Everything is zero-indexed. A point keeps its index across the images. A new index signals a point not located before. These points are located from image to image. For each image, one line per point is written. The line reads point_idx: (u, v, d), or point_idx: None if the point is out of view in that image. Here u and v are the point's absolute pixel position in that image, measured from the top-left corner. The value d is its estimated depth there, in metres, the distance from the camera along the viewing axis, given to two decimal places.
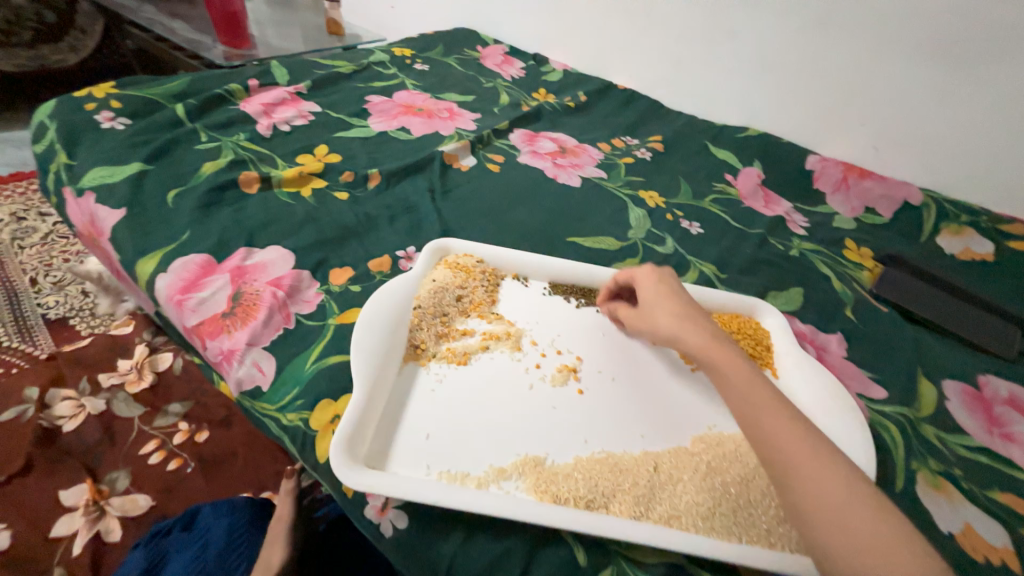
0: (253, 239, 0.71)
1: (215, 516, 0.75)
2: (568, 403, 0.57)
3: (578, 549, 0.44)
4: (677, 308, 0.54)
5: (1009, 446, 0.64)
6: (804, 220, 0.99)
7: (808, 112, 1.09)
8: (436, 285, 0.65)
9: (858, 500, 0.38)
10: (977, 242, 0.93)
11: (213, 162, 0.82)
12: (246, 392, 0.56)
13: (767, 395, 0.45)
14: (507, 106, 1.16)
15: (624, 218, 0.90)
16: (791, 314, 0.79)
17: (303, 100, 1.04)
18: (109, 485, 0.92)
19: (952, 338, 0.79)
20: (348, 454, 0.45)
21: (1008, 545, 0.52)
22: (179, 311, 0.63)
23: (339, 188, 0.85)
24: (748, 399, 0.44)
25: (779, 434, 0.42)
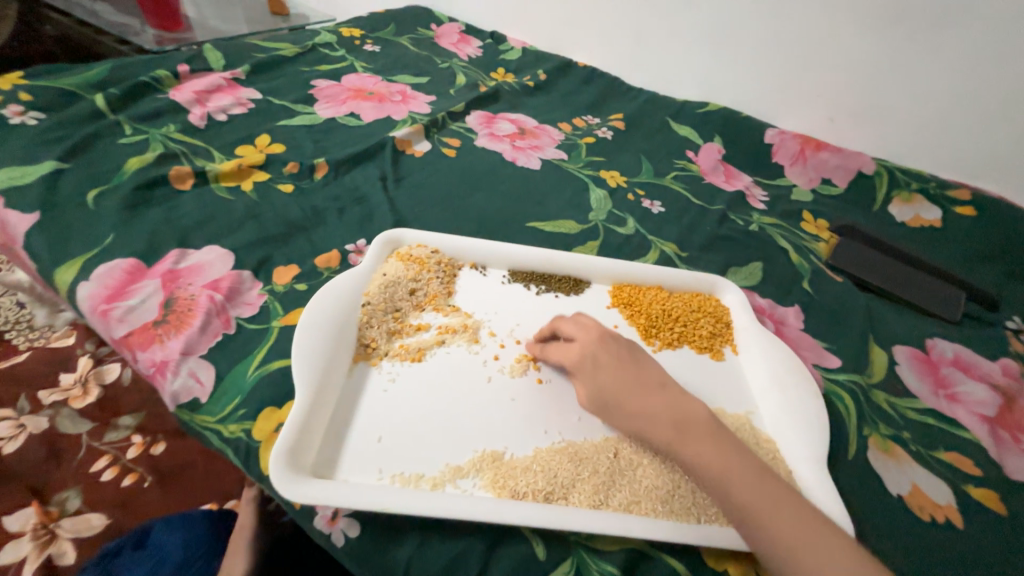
0: (187, 240, 0.66)
1: (167, 532, 0.72)
2: (528, 394, 0.56)
3: (537, 543, 0.43)
4: (639, 393, 0.49)
5: (954, 405, 0.66)
6: (764, 194, 1.00)
7: (766, 84, 1.08)
8: (387, 280, 0.63)
9: (817, 536, 0.39)
10: (926, 209, 0.96)
11: (139, 157, 0.76)
12: (183, 405, 0.51)
13: (745, 477, 0.42)
14: (463, 87, 1.12)
15: (585, 199, 0.89)
16: (751, 289, 0.79)
17: (241, 86, 0.97)
18: (59, 506, 0.79)
19: (903, 305, 0.81)
20: (292, 466, 0.43)
21: (952, 502, 0.55)
22: (104, 322, 0.57)
23: (283, 180, 0.80)
24: (726, 493, 0.42)
25: (763, 528, 0.40)
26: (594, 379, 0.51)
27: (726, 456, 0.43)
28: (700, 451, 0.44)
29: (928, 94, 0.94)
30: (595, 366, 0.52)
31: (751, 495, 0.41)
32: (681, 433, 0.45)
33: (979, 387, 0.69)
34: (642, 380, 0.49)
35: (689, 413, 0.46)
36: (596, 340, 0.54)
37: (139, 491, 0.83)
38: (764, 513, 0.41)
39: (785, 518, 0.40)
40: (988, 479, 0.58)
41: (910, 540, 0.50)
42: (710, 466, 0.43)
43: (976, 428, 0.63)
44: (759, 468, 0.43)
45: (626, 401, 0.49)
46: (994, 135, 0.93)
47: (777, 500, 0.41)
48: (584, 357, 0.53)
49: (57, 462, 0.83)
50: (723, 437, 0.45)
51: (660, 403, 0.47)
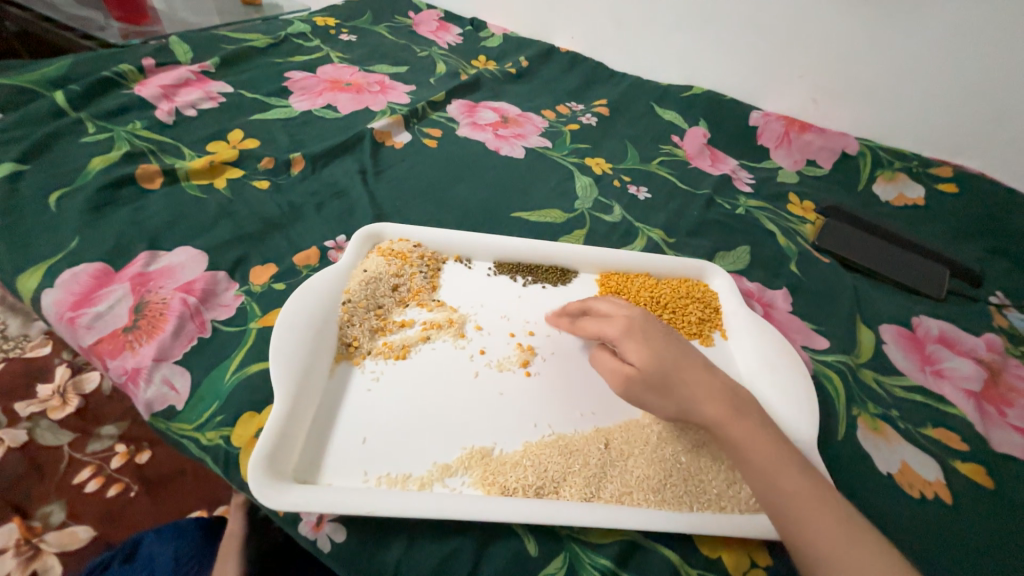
0: (157, 242, 0.64)
1: (159, 543, 0.67)
2: (516, 388, 0.55)
3: (529, 540, 0.42)
4: (696, 368, 0.47)
5: (941, 381, 0.67)
6: (750, 177, 1.00)
7: (750, 65, 1.07)
8: (368, 276, 0.61)
9: (854, 530, 0.40)
10: (909, 187, 0.96)
11: (103, 157, 0.72)
12: (157, 414, 0.49)
13: (785, 467, 0.43)
14: (444, 75, 1.09)
15: (571, 187, 0.87)
16: (739, 273, 0.79)
17: (211, 79, 0.93)
18: (43, 520, 0.76)
19: (889, 283, 0.81)
20: (272, 473, 0.42)
21: (940, 478, 0.55)
22: (71, 330, 0.54)
23: (258, 177, 0.77)
24: (767, 471, 0.43)
25: (800, 507, 0.41)
26: (646, 348, 0.48)
27: (770, 438, 0.44)
28: (749, 430, 0.44)
29: (909, 72, 0.93)
30: (646, 336, 0.49)
31: (790, 476, 0.42)
32: (735, 417, 0.45)
33: (965, 362, 0.69)
34: (692, 357, 0.48)
35: (737, 396, 0.47)
36: (645, 315, 0.52)
37: (126, 502, 0.79)
38: (803, 503, 0.41)
39: (820, 499, 0.41)
40: (975, 453, 0.58)
41: (900, 518, 0.50)
42: (757, 446, 0.44)
43: (963, 403, 0.64)
44: (796, 453, 0.45)
45: (681, 374, 0.46)
46: (976, 111, 0.93)
47: (811, 483, 0.43)
48: (636, 328, 0.49)
49: (39, 476, 0.79)
50: (765, 421, 0.46)
51: (712, 382, 0.47)
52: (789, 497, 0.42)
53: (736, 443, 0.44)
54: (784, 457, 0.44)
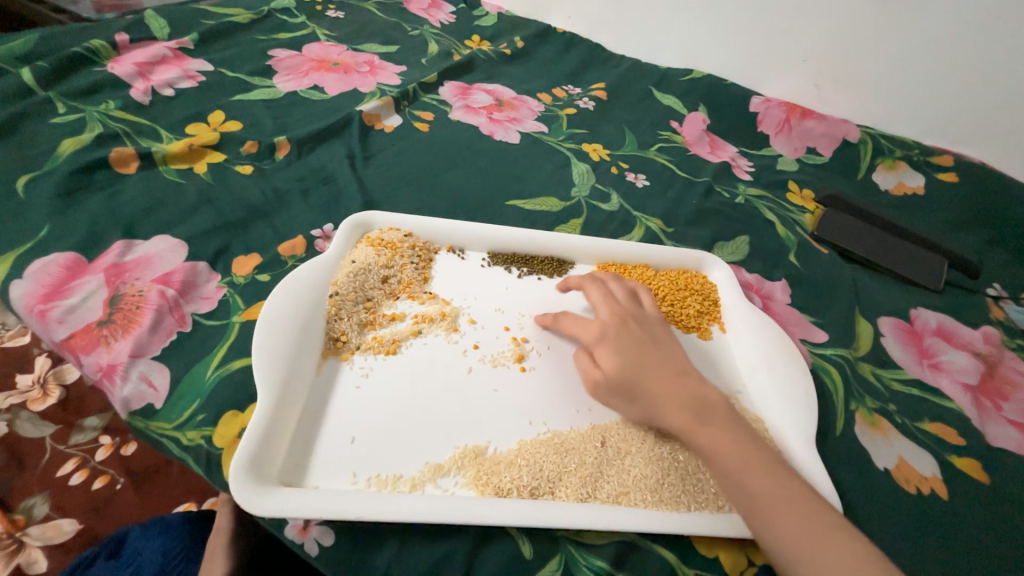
0: (133, 230, 0.60)
1: (145, 539, 0.64)
2: (511, 384, 0.53)
3: (523, 542, 0.41)
4: (660, 375, 0.48)
5: (938, 375, 0.66)
6: (750, 164, 0.97)
7: (751, 48, 1.03)
8: (356, 268, 0.58)
9: (827, 532, 0.40)
10: (910, 176, 0.95)
11: (74, 139, 0.68)
12: (135, 412, 0.47)
13: (752, 470, 0.43)
14: (436, 55, 1.04)
15: (567, 174, 0.84)
16: (738, 264, 0.78)
17: (189, 57, 0.88)
18: (25, 513, 0.72)
19: (887, 275, 0.80)
20: (255, 476, 0.40)
21: (936, 473, 0.55)
22: (42, 323, 0.51)
23: (241, 161, 0.73)
24: (735, 477, 0.43)
25: (768, 513, 0.41)
26: (614, 354, 0.49)
27: (740, 443, 0.44)
28: (715, 438, 0.44)
29: (914, 57, 0.90)
30: (616, 341, 0.50)
31: (760, 480, 0.42)
32: (700, 421, 0.45)
33: (962, 355, 0.69)
34: (660, 364, 0.48)
35: (705, 402, 0.46)
36: (618, 319, 0.53)
37: (111, 495, 0.76)
38: (770, 506, 0.41)
39: (791, 503, 0.41)
40: (971, 448, 0.58)
41: (896, 514, 0.50)
42: (725, 452, 0.43)
43: (960, 397, 0.63)
44: (767, 456, 0.44)
45: (648, 381, 0.47)
46: (980, 99, 0.91)
47: (784, 486, 0.42)
48: (606, 333, 0.51)
49: (20, 469, 0.75)
50: (736, 425, 0.46)
51: (679, 389, 0.47)
52: (757, 503, 0.41)
53: (703, 452, 0.44)
54: (755, 460, 0.43)
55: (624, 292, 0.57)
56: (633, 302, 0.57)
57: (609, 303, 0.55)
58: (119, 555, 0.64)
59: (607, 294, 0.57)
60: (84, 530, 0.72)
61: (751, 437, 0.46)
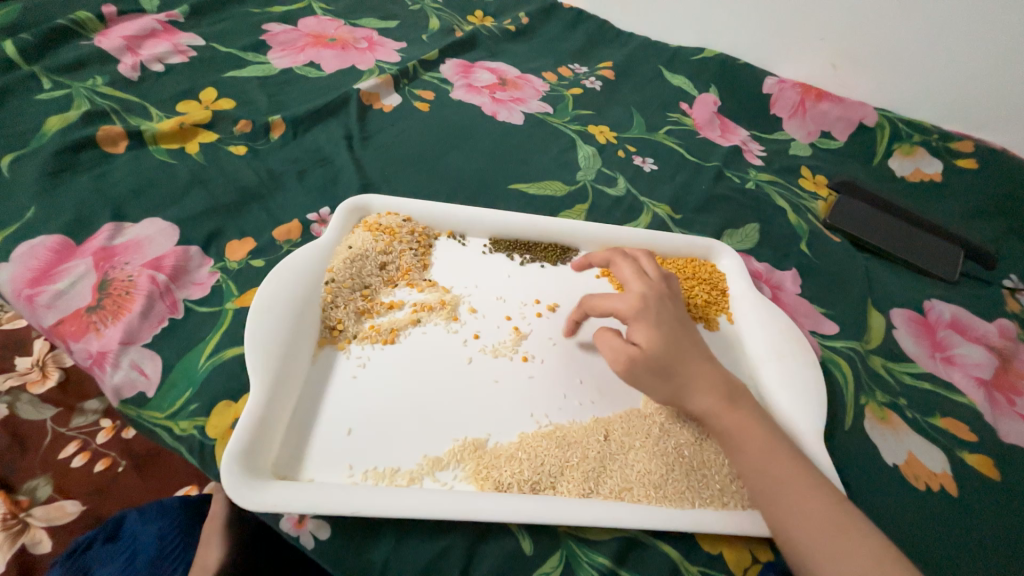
0: (122, 213, 0.58)
1: (142, 523, 0.63)
2: (512, 375, 0.51)
3: (523, 537, 0.41)
4: (696, 357, 0.46)
5: (951, 368, 0.64)
6: (761, 148, 0.94)
7: (767, 26, 0.99)
8: (352, 253, 0.56)
9: (847, 521, 0.39)
10: (927, 162, 0.91)
11: (61, 116, 0.66)
12: (127, 401, 0.46)
13: (775, 454, 0.42)
14: (437, 32, 1.00)
15: (573, 157, 0.81)
16: (746, 252, 0.75)
17: (179, 31, 0.84)
18: (29, 494, 0.69)
19: (901, 265, 0.78)
20: (248, 468, 0.39)
21: (947, 470, 0.53)
22: (30, 309, 0.50)
23: (234, 141, 0.70)
24: (759, 462, 0.42)
25: (785, 502, 0.40)
26: (654, 329, 0.46)
27: (764, 430, 0.44)
28: (741, 422, 0.44)
29: (939, 35, 0.86)
30: (656, 316, 0.47)
31: (784, 467, 0.42)
32: (730, 403, 0.45)
33: (975, 349, 0.67)
34: (697, 343, 0.47)
35: (736, 387, 0.46)
36: (656, 295, 0.49)
37: (113, 478, 0.72)
38: (791, 491, 0.41)
39: (812, 491, 0.41)
40: (982, 444, 0.57)
41: (904, 510, 0.49)
42: (750, 436, 0.43)
43: (972, 391, 0.62)
44: (790, 444, 0.44)
45: (683, 356, 0.46)
46: (1007, 80, 0.86)
47: (804, 475, 0.42)
48: (647, 306, 0.47)
49: (22, 450, 0.72)
50: (760, 413, 0.46)
51: (711, 370, 0.46)
52: (779, 489, 0.41)
53: (731, 434, 0.44)
54: (779, 448, 0.43)
55: (658, 269, 0.53)
56: (667, 282, 0.53)
57: (644, 278, 0.51)
58: (117, 538, 0.63)
59: (641, 270, 0.52)
60: (87, 511, 0.69)
61: (776, 428, 0.45)
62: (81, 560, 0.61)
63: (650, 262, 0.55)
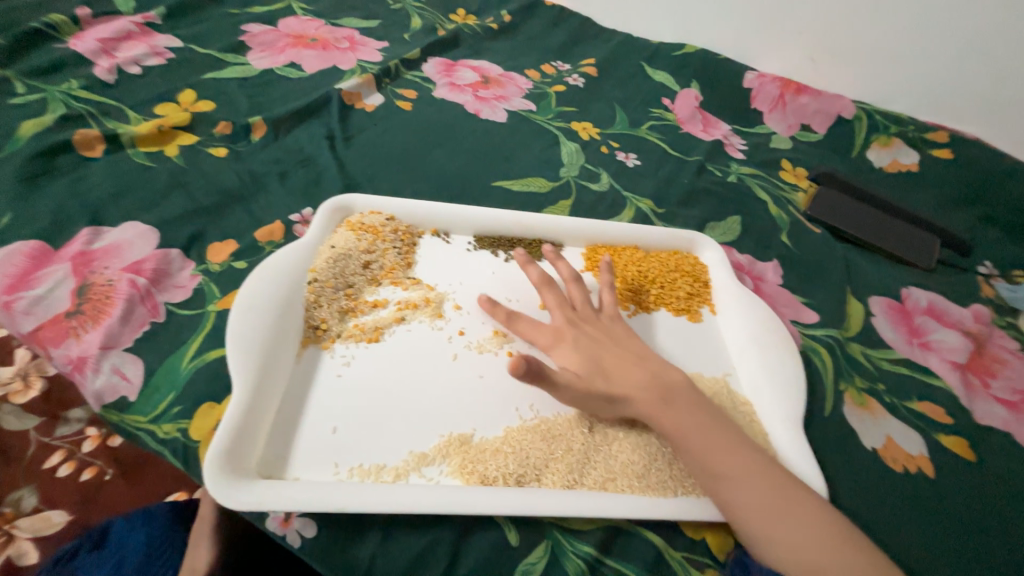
0: (100, 217, 0.58)
1: (130, 529, 0.63)
2: (497, 370, 0.52)
3: (509, 529, 0.41)
4: (624, 367, 0.48)
5: (927, 354, 0.66)
6: (742, 142, 0.95)
7: (746, 21, 1.00)
8: (336, 253, 0.56)
9: (790, 506, 0.41)
10: (903, 153, 0.93)
11: (35, 120, 0.65)
12: (108, 406, 0.45)
13: (716, 448, 0.43)
14: (420, 31, 1.00)
15: (556, 154, 0.82)
16: (729, 244, 0.76)
17: (156, 32, 0.83)
18: (14, 506, 0.68)
19: (879, 254, 0.79)
20: (232, 470, 0.39)
21: (923, 452, 0.55)
22: (7, 316, 0.49)
23: (214, 143, 0.70)
24: (702, 459, 0.43)
25: (742, 494, 0.42)
26: (575, 354, 0.49)
27: (703, 425, 0.45)
28: (685, 423, 0.44)
29: (911, 29, 0.88)
30: (574, 341, 0.50)
31: (726, 460, 0.43)
32: (665, 406, 0.45)
33: (951, 334, 0.68)
34: (622, 358, 0.49)
35: (669, 386, 0.47)
36: (573, 322, 0.51)
37: (102, 486, 0.71)
38: (735, 482, 0.42)
39: (766, 480, 0.42)
40: (957, 426, 0.58)
41: (882, 492, 0.50)
42: (689, 435, 0.44)
43: (947, 375, 0.63)
44: (733, 434, 0.45)
45: (609, 373, 0.47)
46: (977, 71, 0.89)
47: (757, 466, 0.43)
48: (562, 335, 0.50)
49: (7, 462, 0.70)
50: (702, 406, 0.46)
51: (642, 375, 0.47)
52: (725, 484, 0.42)
53: (670, 435, 0.45)
54: (720, 442, 0.44)
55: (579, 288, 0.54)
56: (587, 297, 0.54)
57: (561, 302, 0.53)
58: (103, 546, 0.62)
59: (562, 292, 0.54)
60: (74, 520, 0.68)
61: (720, 420, 0.46)
62: (68, 568, 0.61)
63: (572, 282, 0.55)
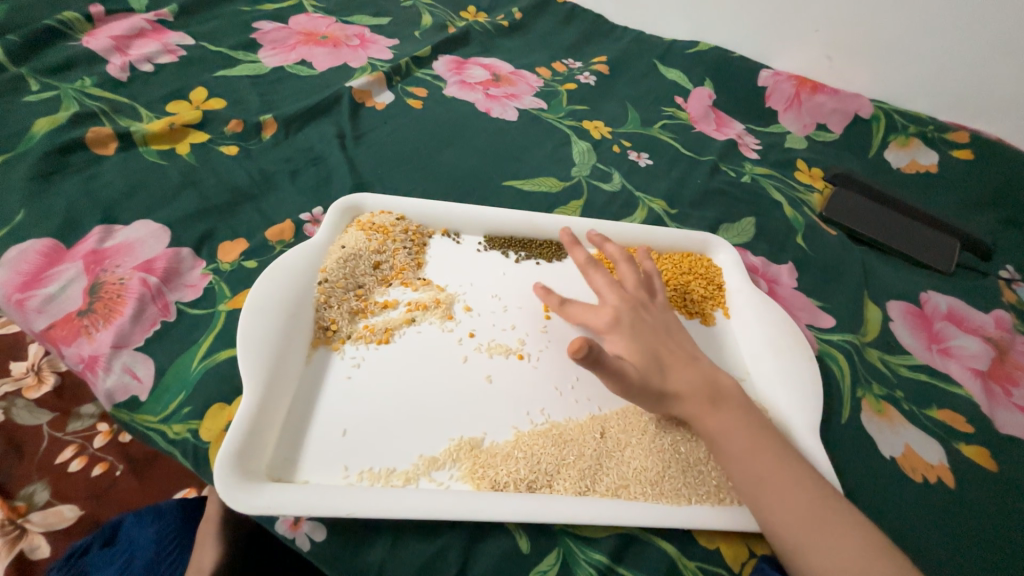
0: (113, 215, 0.58)
1: (139, 527, 0.63)
2: (508, 372, 0.51)
3: (521, 537, 0.41)
4: (678, 366, 0.46)
5: (948, 360, 0.64)
6: (757, 141, 0.93)
7: (761, 18, 0.98)
8: (346, 252, 0.56)
9: (832, 518, 0.40)
10: (923, 154, 0.91)
11: (49, 118, 0.65)
12: (120, 405, 0.45)
13: (759, 454, 0.43)
14: (430, 28, 0.99)
15: (567, 153, 0.81)
16: (743, 246, 0.75)
17: (168, 30, 0.83)
18: (27, 499, 0.69)
19: (897, 257, 0.77)
20: (242, 472, 0.39)
21: (944, 462, 0.53)
22: (20, 314, 0.49)
23: (225, 141, 0.70)
24: (744, 463, 0.42)
25: (772, 498, 0.41)
26: (631, 344, 0.46)
27: (747, 430, 0.44)
28: (724, 426, 0.44)
29: (933, 26, 0.86)
30: (632, 327, 0.47)
31: (767, 466, 0.42)
32: (711, 408, 0.45)
33: (972, 340, 0.67)
34: (677, 350, 0.48)
35: (717, 388, 0.46)
36: (630, 307, 0.50)
37: (112, 482, 0.72)
38: (775, 491, 0.41)
39: (798, 487, 0.41)
40: (979, 435, 0.57)
41: (901, 504, 0.49)
42: (733, 438, 0.43)
43: (968, 383, 0.62)
44: (774, 441, 0.44)
45: (661, 369, 0.46)
46: (1001, 70, 0.86)
47: (790, 472, 0.42)
48: (621, 318, 0.48)
49: (19, 456, 0.71)
50: (747, 411, 0.45)
51: (694, 377, 0.46)
52: (764, 491, 0.41)
53: (713, 438, 0.44)
54: (761, 447, 0.43)
55: (633, 278, 0.53)
56: (644, 288, 0.53)
57: (618, 289, 0.51)
58: (114, 544, 0.62)
59: (615, 280, 0.52)
60: (86, 514, 0.69)
61: (765, 425, 0.45)
62: (79, 564, 0.61)
63: (626, 268, 0.54)
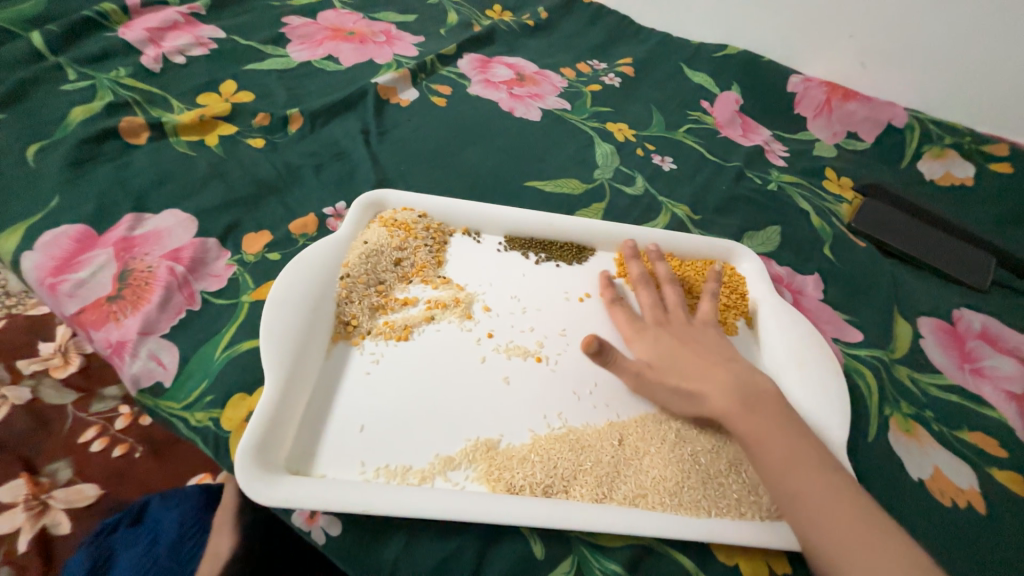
0: (144, 204, 0.59)
1: (165, 509, 0.64)
2: (526, 374, 0.51)
3: (535, 543, 0.40)
4: (707, 367, 0.48)
5: (980, 381, 0.62)
6: (784, 148, 0.91)
7: (793, 22, 0.96)
8: (368, 248, 0.56)
9: (872, 533, 0.38)
10: (958, 165, 0.88)
11: (85, 107, 0.67)
12: (145, 390, 0.46)
13: (796, 463, 0.42)
14: (456, 26, 0.99)
15: (590, 155, 0.80)
16: (767, 256, 0.73)
17: (200, 23, 0.84)
18: (51, 475, 0.70)
19: (928, 272, 0.75)
20: (262, 462, 0.40)
21: (974, 486, 0.51)
22: (52, 297, 0.50)
23: (253, 134, 0.71)
24: (779, 471, 0.42)
25: (810, 508, 0.40)
26: (652, 349, 0.51)
27: (784, 438, 0.43)
28: (760, 428, 0.44)
29: (973, 35, 0.83)
30: (655, 339, 0.52)
31: (803, 476, 0.41)
32: (744, 409, 0.45)
33: (1007, 361, 0.64)
34: (708, 354, 0.50)
35: (751, 392, 0.46)
36: (656, 321, 0.54)
37: (133, 463, 0.73)
38: (812, 501, 0.40)
39: (837, 498, 0.40)
40: (1013, 461, 0.54)
41: (928, 529, 0.47)
42: (769, 444, 0.43)
43: (1002, 406, 0.59)
44: (813, 451, 0.43)
45: (681, 370, 0.48)
46: None
47: (828, 483, 0.41)
48: (646, 331, 0.53)
49: (46, 433, 0.73)
50: (783, 419, 0.45)
51: (722, 379, 0.47)
52: (801, 500, 0.40)
53: (747, 441, 0.44)
54: (798, 456, 0.42)
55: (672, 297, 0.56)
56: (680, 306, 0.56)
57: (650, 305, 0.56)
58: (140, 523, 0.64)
59: (646, 295, 0.57)
60: (107, 493, 0.70)
61: (802, 433, 0.44)
62: (106, 541, 0.62)
63: (667, 290, 0.57)
